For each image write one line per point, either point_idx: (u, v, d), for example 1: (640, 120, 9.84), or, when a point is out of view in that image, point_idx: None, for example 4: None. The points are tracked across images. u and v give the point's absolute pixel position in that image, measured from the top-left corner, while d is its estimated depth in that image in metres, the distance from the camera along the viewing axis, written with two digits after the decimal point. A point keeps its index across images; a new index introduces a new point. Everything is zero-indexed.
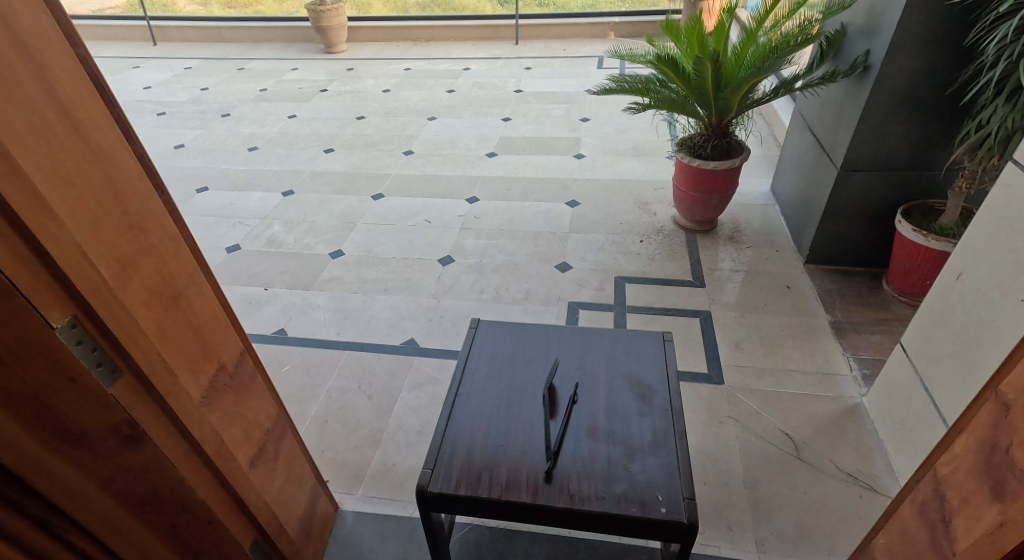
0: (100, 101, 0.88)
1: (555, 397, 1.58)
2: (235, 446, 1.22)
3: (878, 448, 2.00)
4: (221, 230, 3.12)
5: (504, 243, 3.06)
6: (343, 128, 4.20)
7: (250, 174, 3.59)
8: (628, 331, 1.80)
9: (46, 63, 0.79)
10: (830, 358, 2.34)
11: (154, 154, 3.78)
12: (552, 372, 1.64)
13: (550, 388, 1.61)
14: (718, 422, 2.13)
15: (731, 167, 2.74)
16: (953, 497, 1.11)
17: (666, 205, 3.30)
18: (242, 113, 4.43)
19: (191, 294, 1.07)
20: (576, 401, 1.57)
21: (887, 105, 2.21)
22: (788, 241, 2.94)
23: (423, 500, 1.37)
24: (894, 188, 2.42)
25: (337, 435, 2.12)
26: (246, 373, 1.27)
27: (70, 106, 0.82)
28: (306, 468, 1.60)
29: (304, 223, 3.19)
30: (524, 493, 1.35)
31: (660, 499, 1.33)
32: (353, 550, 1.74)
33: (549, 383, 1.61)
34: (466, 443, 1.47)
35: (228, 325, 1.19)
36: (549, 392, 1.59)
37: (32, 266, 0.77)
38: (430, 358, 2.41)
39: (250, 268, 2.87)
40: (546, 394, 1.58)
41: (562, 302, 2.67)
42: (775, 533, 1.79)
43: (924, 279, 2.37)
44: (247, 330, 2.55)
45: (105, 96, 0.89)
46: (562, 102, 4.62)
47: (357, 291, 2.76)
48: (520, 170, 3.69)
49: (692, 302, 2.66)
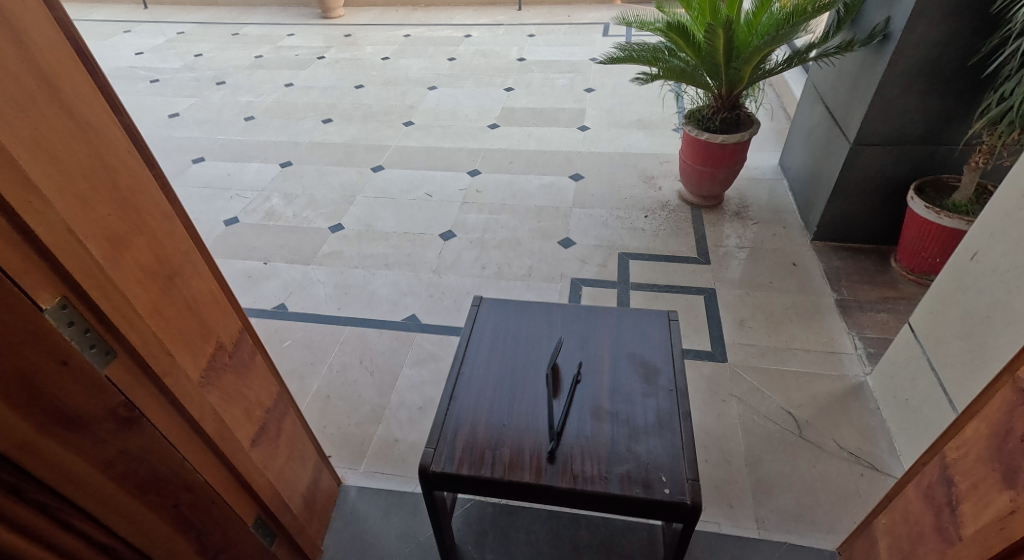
0: (84, 70, 0.84)
1: (558, 376, 1.57)
2: (236, 425, 1.20)
3: (879, 427, 1.99)
4: (218, 202, 3.06)
5: (506, 218, 3.02)
6: (341, 97, 4.11)
7: (246, 145, 3.52)
8: (633, 310, 1.78)
9: (24, 30, 0.74)
10: (834, 337, 2.32)
11: (149, 123, 3.70)
12: (556, 351, 1.62)
13: (553, 366, 1.59)
14: (721, 400, 2.12)
15: (740, 141, 2.68)
16: (962, 481, 1.09)
17: (671, 180, 3.25)
18: (238, 81, 4.33)
19: (187, 271, 1.04)
20: (580, 380, 1.56)
21: (905, 76, 2.14)
22: (795, 217, 2.90)
23: (425, 479, 1.36)
24: (907, 163, 2.37)
25: (339, 411, 2.12)
26: (245, 352, 1.25)
27: (51, 77, 0.78)
28: (309, 445, 1.58)
29: (303, 196, 3.14)
30: (528, 473, 1.34)
31: (664, 480, 1.32)
32: (357, 525, 1.75)
33: (553, 362, 1.59)
34: (470, 421, 1.46)
35: (226, 303, 1.16)
36: (553, 371, 1.58)
37: (19, 247, 0.74)
38: (432, 334, 2.39)
39: (248, 242, 2.83)
40: (549, 374, 1.56)
41: (564, 278, 2.64)
42: (775, 511, 1.79)
43: (933, 257, 2.33)
44: (246, 305, 2.52)
45: (89, 66, 0.85)
46: (566, 71, 4.52)
47: (358, 266, 2.73)
48: (523, 143, 3.62)
49: (697, 280, 2.63)
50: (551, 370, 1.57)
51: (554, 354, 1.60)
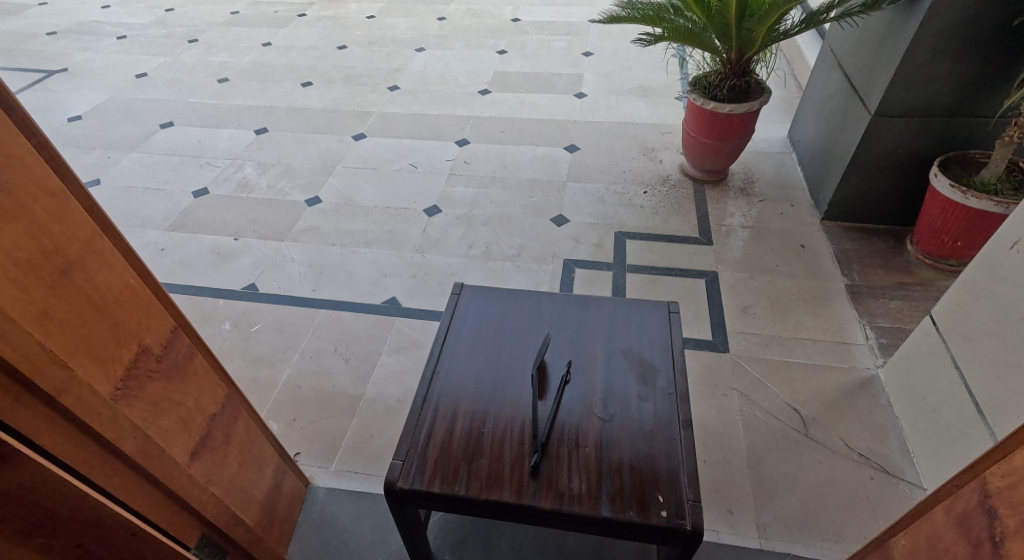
0: None
1: (545, 376, 1.41)
2: (169, 438, 1.03)
3: (891, 425, 1.85)
4: (187, 170, 2.84)
5: (496, 193, 2.83)
6: (323, 59, 3.85)
7: (219, 109, 3.28)
8: (630, 300, 1.61)
9: None
10: (844, 325, 2.16)
11: (114, 84, 3.45)
12: (542, 348, 1.45)
13: (539, 364, 1.43)
14: (721, 394, 1.97)
15: (748, 111, 2.47)
16: (1012, 515, 0.94)
17: (673, 153, 3.04)
18: (211, 39, 4.05)
19: (91, 260, 0.87)
20: (569, 381, 1.39)
21: (936, 39, 1.94)
22: (804, 194, 2.71)
23: (392, 495, 1.21)
24: (931, 137, 2.18)
25: (311, 402, 1.96)
26: (183, 354, 1.07)
27: None
28: (266, 446, 1.42)
29: (278, 165, 2.92)
30: (508, 490, 1.19)
31: (661, 500, 1.17)
32: (325, 531, 1.61)
33: (540, 360, 1.43)
34: (444, 428, 1.30)
35: (152, 299, 0.98)
36: (539, 371, 1.41)
37: None
38: (413, 319, 2.22)
39: (218, 215, 2.63)
40: (535, 375, 1.40)
41: (556, 260, 2.48)
42: (778, 517, 1.65)
43: (954, 240, 2.16)
44: (214, 284, 2.33)
45: None
46: (563, 33, 4.25)
47: (335, 243, 2.54)
48: (515, 110, 3.39)
49: (698, 262, 2.46)
50: (536, 369, 1.41)
51: (540, 351, 1.44)
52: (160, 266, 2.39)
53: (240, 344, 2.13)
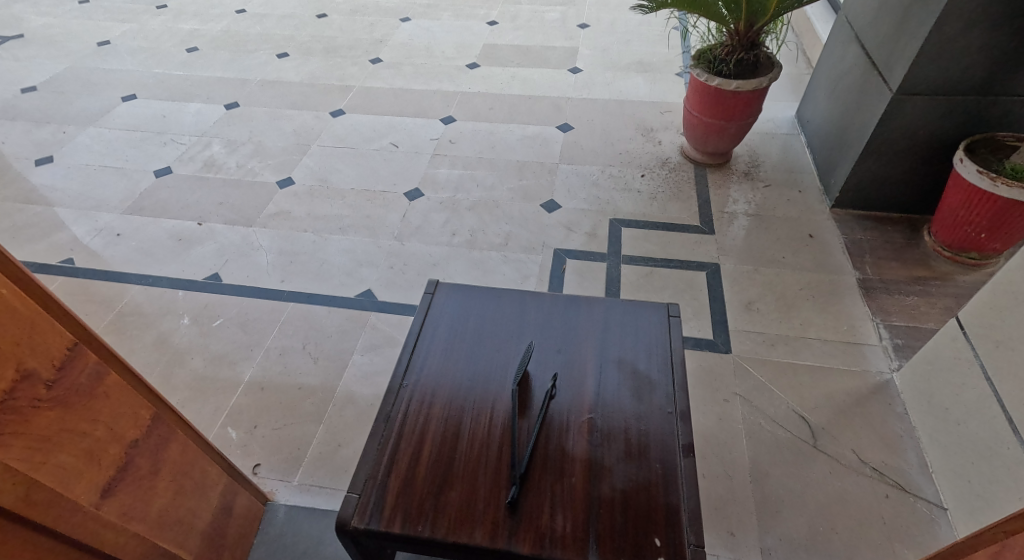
0: None
1: (528, 391, 1.24)
2: (69, 477, 0.87)
3: (907, 436, 1.69)
4: (149, 147, 2.62)
5: (483, 175, 2.63)
6: (301, 28, 3.60)
7: (186, 81, 3.05)
8: (625, 301, 1.44)
9: None
10: (856, 323, 2.00)
11: (73, 53, 3.20)
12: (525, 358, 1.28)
13: (521, 377, 1.26)
14: (723, 400, 1.81)
15: (757, 88, 2.27)
16: None
17: (673, 133, 2.84)
18: (182, 6, 3.79)
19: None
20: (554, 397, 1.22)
21: (970, 9, 1.74)
22: (813, 179, 2.52)
23: (347, 535, 1.05)
24: (957, 119, 1.99)
25: (275, 406, 1.78)
26: (90, 375, 0.90)
27: None
28: (213, 464, 1.25)
29: (249, 143, 2.70)
30: (480, 532, 1.03)
31: (657, 545, 1.02)
32: (284, 555, 1.45)
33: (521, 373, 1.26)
34: (409, 454, 1.13)
35: (36, 313, 0.81)
36: (520, 384, 1.24)
37: None
38: (390, 314, 2.04)
39: (181, 197, 2.41)
40: (515, 390, 1.22)
41: (546, 249, 2.30)
42: (783, 540, 1.52)
43: (977, 232, 1.99)
44: (173, 273, 2.12)
45: None
46: (558, 4, 4.00)
47: (307, 229, 2.35)
48: (506, 85, 3.17)
49: (698, 253, 2.28)
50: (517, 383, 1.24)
51: (522, 362, 1.26)
52: (115, 252, 2.18)
53: (199, 340, 1.94)
